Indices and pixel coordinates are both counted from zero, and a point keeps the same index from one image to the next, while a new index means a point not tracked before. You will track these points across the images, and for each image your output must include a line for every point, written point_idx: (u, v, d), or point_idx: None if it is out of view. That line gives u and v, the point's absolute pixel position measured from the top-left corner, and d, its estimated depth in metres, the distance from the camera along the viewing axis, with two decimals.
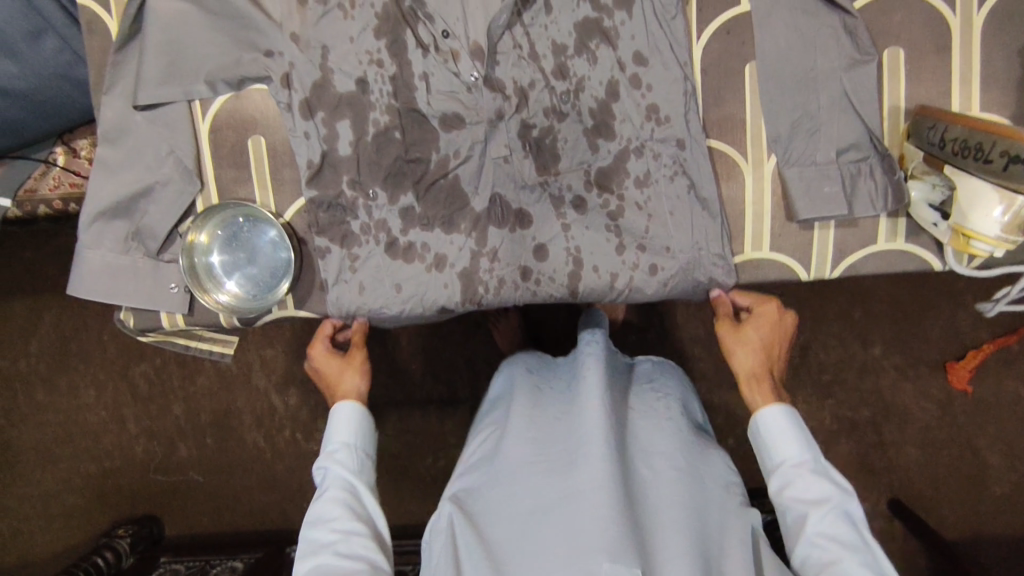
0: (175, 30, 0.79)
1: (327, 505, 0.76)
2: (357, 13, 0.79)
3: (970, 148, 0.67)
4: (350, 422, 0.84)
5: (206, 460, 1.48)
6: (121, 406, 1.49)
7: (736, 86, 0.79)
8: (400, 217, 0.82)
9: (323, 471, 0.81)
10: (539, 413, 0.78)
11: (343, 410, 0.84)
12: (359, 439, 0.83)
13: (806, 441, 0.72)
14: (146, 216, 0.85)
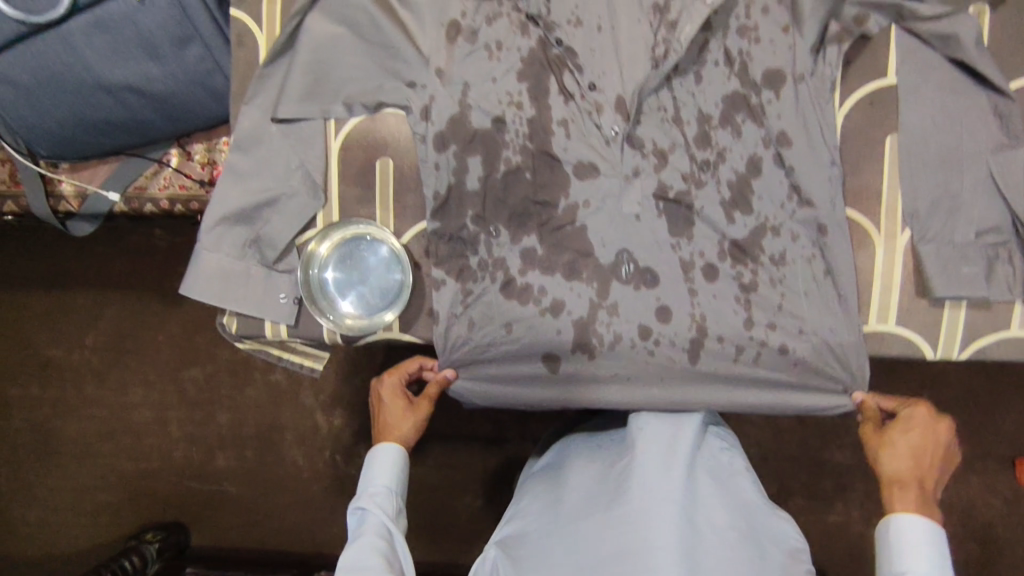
0: (326, 54, 0.82)
1: (361, 550, 0.77)
2: (503, 56, 0.82)
3: None
4: (387, 470, 0.86)
5: (242, 473, 1.46)
6: (167, 408, 1.47)
7: (875, 157, 0.79)
8: (521, 257, 0.83)
9: (355, 518, 0.83)
10: (597, 474, 0.79)
11: (381, 454, 0.87)
12: (394, 489, 0.85)
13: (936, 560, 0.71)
14: (268, 225, 0.85)
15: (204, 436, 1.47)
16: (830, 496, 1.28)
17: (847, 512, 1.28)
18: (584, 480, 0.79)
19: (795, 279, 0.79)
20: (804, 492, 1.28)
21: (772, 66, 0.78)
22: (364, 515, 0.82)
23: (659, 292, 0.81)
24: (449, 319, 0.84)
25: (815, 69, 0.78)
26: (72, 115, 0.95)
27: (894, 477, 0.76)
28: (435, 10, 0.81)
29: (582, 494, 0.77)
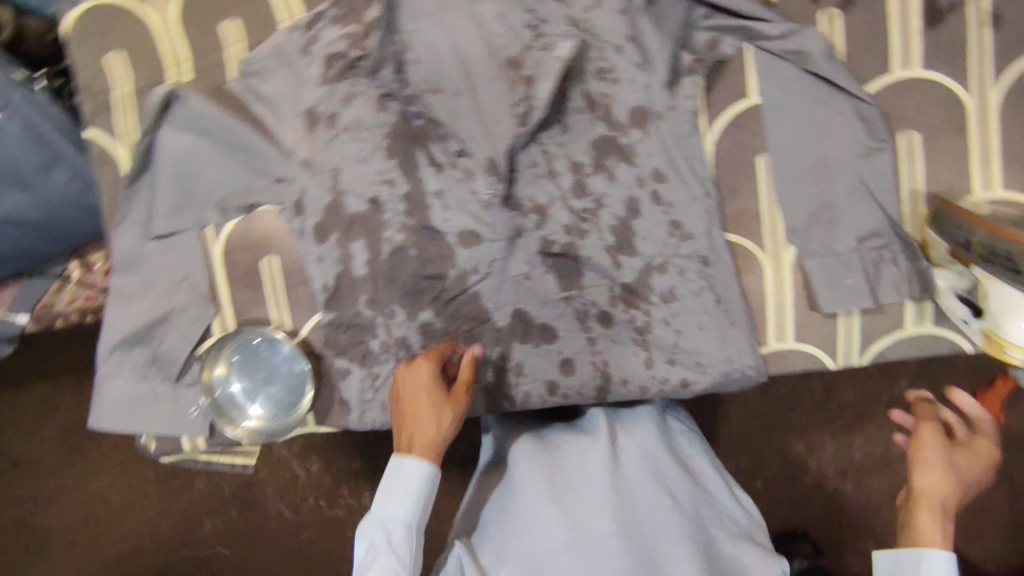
0: (186, 164, 0.80)
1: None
2: (367, 137, 0.79)
3: (999, 254, 0.63)
4: (401, 488, 0.73)
5: (230, 533, 1.21)
6: (142, 486, 1.21)
7: (749, 179, 0.79)
8: (421, 333, 0.84)
9: (366, 538, 0.74)
10: (560, 483, 0.72)
11: (398, 470, 0.73)
12: (406, 530, 0.73)
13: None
14: (164, 343, 0.85)
15: (177, 507, 1.21)
16: (800, 461, 1.20)
17: (820, 473, 1.20)
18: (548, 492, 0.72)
19: (687, 317, 0.79)
20: (777, 464, 1.20)
21: (636, 104, 0.76)
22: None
23: (559, 348, 0.83)
24: (360, 407, 0.86)
25: (673, 103, 0.77)
26: None
27: (922, 488, 0.80)
28: (289, 103, 0.79)
29: (547, 512, 0.70)
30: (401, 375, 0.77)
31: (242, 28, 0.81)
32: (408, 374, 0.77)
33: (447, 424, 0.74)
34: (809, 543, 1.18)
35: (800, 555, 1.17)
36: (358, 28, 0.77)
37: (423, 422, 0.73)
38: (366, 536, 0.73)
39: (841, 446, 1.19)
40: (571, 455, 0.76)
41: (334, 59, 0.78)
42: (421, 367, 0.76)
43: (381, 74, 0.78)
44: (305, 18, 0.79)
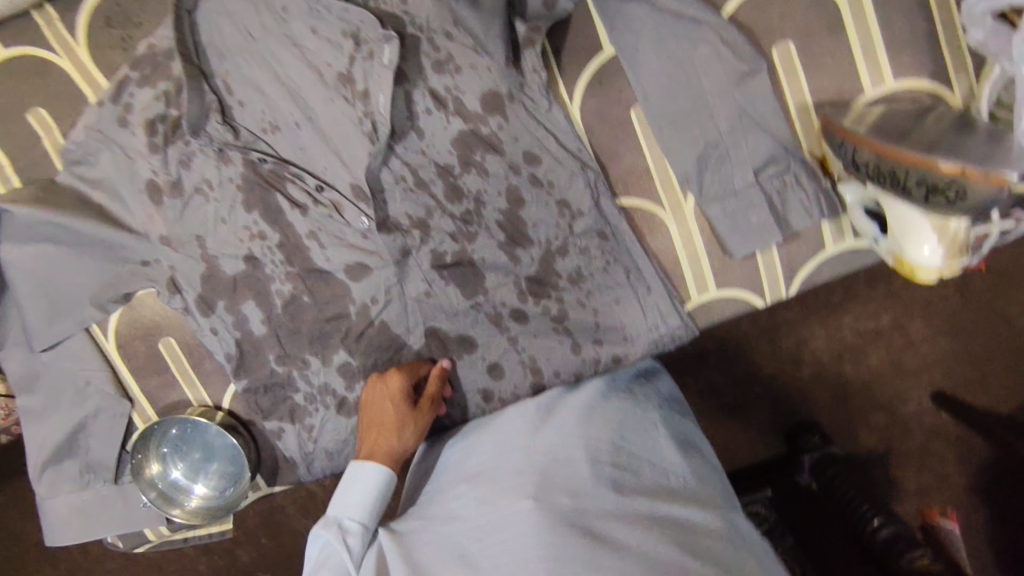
0: (46, 273, 0.75)
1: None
2: (220, 194, 0.75)
3: (886, 174, 0.57)
4: (359, 491, 0.69)
5: (270, 560, 1.15)
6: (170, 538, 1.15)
7: (627, 136, 0.73)
8: (340, 375, 0.80)
9: (319, 539, 0.68)
10: (485, 474, 0.66)
11: (361, 474, 0.70)
12: (361, 525, 0.68)
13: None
14: (92, 450, 0.83)
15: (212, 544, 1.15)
16: (792, 355, 1.07)
17: (817, 359, 1.07)
18: (471, 485, 0.65)
19: (602, 293, 0.75)
20: (771, 368, 1.08)
21: (485, 90, 0.70)
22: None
23: (483, 355, 0.78)
24: (306, 460, 0.82)
25: (522, 82, 0.70)
26: None
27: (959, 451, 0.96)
28: (127, 182, 0.74)
29: (468, 503, 0.64)
30: (373, 388, 0.75)
31: (50, 115, 0.74)
32: (378, 388, 0.75)
33: (404, 441, 0.73)
34: (819, 434, 1.03)
35: (809, 449, 1.02)
36: (168, 84, 0.72)
37: (385, 435, 0.72)
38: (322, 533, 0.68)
39: (833, 324, 1.07)
40: (497, 444, 0.69)
41: (155, 123, 0.72)
42: (393, 380, 0.74)
43: (206, 129, 0.72)
44: (111, 90, 0.72)
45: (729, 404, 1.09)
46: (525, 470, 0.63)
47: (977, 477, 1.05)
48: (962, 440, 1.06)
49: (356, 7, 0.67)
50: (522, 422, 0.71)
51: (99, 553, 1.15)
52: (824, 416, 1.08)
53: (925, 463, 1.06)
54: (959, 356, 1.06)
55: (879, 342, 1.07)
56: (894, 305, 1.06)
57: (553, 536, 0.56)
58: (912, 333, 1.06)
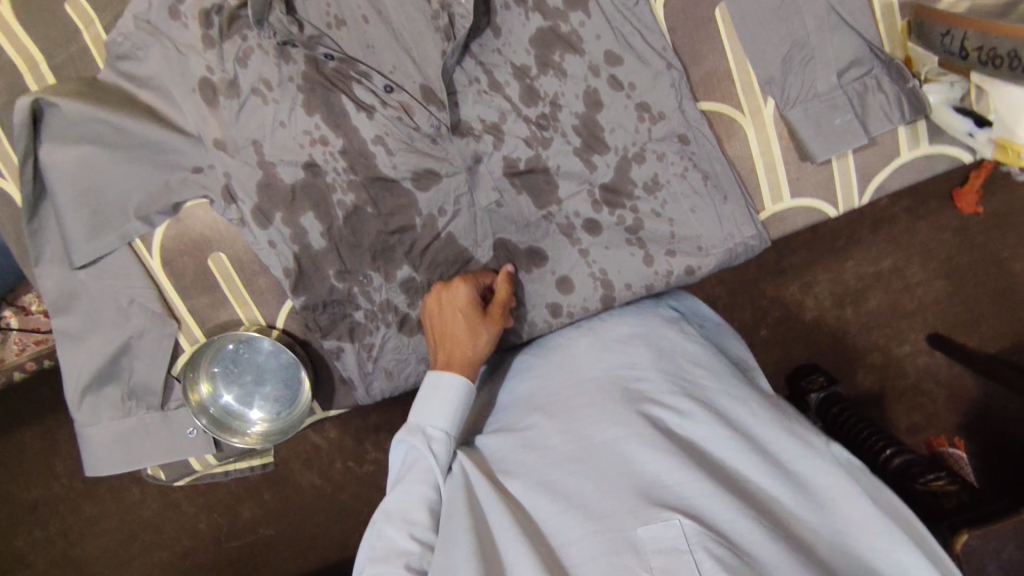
0: (87, 179, 0.69)
1: (390, 514, 0.60)
2: (280, 95, 0.70)
3: (999, 57, 0.60)
4: (445, 398, 0.63)
5: (276, 513, 1.09)
6: (170, 492, 1.08)
7: (710, 37, 0.71)
8: (403, 291, 0.77)
9: (403, 445, 0.63)
10: (557, 399, 0.63)
11: (445, 380, 0.64)
12: (449, 432, 0.63)
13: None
14: (135, 373, 0.78)
15: (212, 500, 1.08)
16: (811, 294, 1.09)
17: (834, 296, 1.09)
18: (545, 413, 0.62)
19: (678, 202, 0.73)
20: (803, 297, 1.09)
21: None
22: (407, 478, 0.61)
23: (552, 268, 0.76)
24: (365, 380, 0.79)
25: None
26: None
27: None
28: (178, 79, 0.69)
29: (545, 430, 0.60)
30: (437, 296, 0.69)
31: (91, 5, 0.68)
32: (443, 297, 0.69)
33: (481, 347, 0.67)
34: (824, 374, 1.02)
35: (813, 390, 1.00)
36: None
37: (461, 342, 0.67)
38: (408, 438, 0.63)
39: (837, 267, 1.08)
40: (563, 373, 0.66)
41: (211, 15, 0.67)
42: (460, 287, 0.69)
43: (270, 20, 0.67)
44: None
45: (762, 338, 1.10)
46: (606, 394, 0.61)
47: (978, 407, 1.08)
48: (953, 379, 1.09)
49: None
50: (592, 351, 0.67)
51: (97, 514, 1.08)
52: (849, 351, 1.09)
53: (916, 400, 1.09)
54: (953, 296, 1.08)
55: (879, 284, 1.08)
56: (903, 243, 1.08)
57: (648, 456, 0.54)
58: (912, 270, 1.08)
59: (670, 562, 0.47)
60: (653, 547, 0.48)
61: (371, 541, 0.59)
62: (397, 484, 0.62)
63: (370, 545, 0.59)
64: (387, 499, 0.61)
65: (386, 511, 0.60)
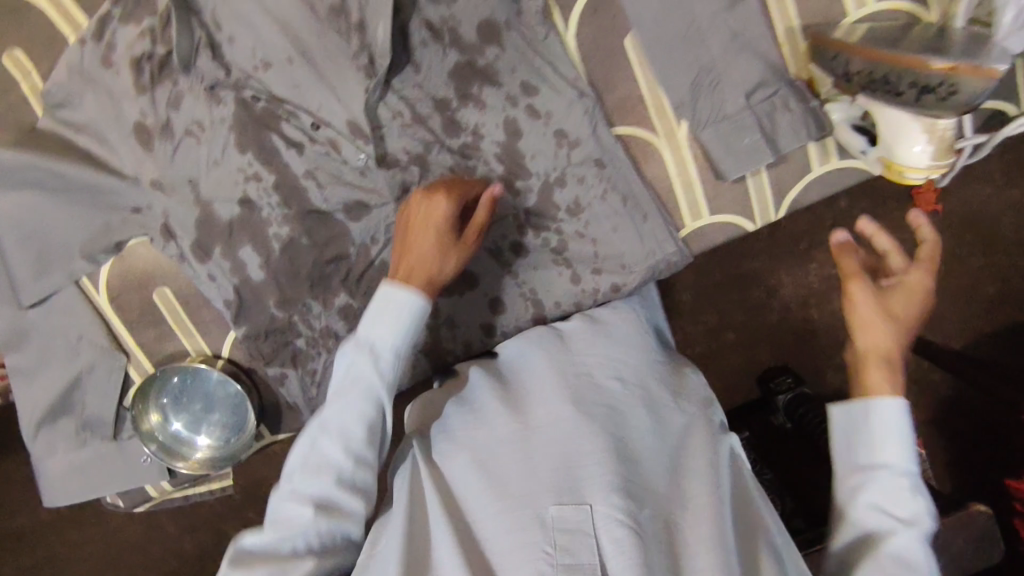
0: (30, 223, 0.73)
1: (331, 445, 0.60)
2: (211, 136, 0.73)
3: (878, 82, 0.63)
4: (394, 325, 0.61)
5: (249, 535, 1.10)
6: (144, 518, 1.10)
7: (621, 65, 0.75)
8: (341, 318, 0.79)
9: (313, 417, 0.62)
10: (502, 386, 0.68)
11: (397, 304, 0.61)
12: (398, 355, 0.62)
13: (909, 446, 0.56)
14: (87, 406, 0.81)
15: (185, 524, 1.11)
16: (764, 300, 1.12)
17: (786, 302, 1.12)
18: (494, 394, 0.67)
19: (600, 222, 0.76)
20: (751, 303, 1.12)
21: (482, 20, 0.72)
22: (344, 409, 0.60)
23: (483, 290, 0.79)
24: (310, 405, 0.82)
25: (519, 11, 0.72)
26: None
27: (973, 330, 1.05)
28: (113, 125, 0.72)
29: (492, 410, 0.65)
30: (416, 203, 0.65)
31: (27, 58, 0.71)
32: (420, 204, 0.65)
33: (443, 261, 0.64)
34: (791, 376, 1.05)
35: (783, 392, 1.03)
36: (154, 20, 0.70)
37: (424, 255, 0.63)
38: (353, 362, 0.61)
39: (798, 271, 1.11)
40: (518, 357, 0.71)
41: (140, 62, 0.70)
42: (437, 200, 0.65)
43: (197, 66, 0.71)
44: (93, 28, 0.70)
45: (711, 347, 1.13)
46: (554, 380, 0.65)
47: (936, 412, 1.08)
48: (921, 378, 1.06)
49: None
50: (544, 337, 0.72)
51: (74, 541, 1.10)
52: (795, 357, 1.12)
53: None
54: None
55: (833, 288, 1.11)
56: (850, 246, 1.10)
57: (578, 441, 0.59)
58: None
59: (572, 542, 0.54)
60: (558, 527, 0.55)
61: (303, 462, 0.60)
62: (337, 400, 0.61)
63: (299, 474, 0.59)
64: (326, 422, 0.60)
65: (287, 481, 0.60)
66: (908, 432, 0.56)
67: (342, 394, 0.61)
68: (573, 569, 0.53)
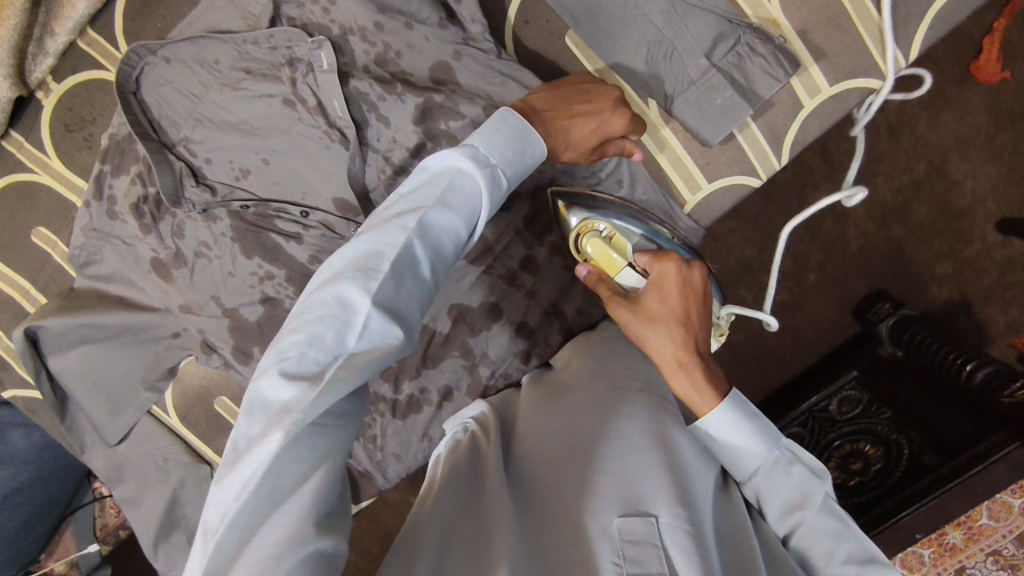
0: (92, 375, 0.79)
1: (440, 216, 0.48)
2: (218, 252, 0.74)
3: None
4: (511, 131, 0.56)
5: None
6: None
7: (571, 64, 0.73)
8: (382, 380, 0.80)
9: (329, 320, 0.42)
10: (545, 405, 0.65)
11: (506, 127, 0.56)
12: (497, 164, 0.54)
13: (763, 428, 0.57)
14: (189, 517, 0.86)
15: None
16: (834, 233, 1.04)
17: (860, 228, 1.03)
18: (546, 411, 0.63)
19: None
20: (808, 245, 1.05)
21: (431, 55, 0.71)
22: (446, 221, 0.49)
23: (506, 319, 0.78)
24: (379, 467, 0.85)
25: (464, 40, 0.71)
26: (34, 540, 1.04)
27: None
28: (135, 267, 0.77)
29: (547, 423, 0.61)
30: (601, 105, 0.65)
31: (50, 232, 0.79)
32: (602, 105, 0.65)
33: (600, 132, 0.65)
34: (888, 301, 0.99)
35: (883, 319, 0.98)
36: (139, 165, 0.75)
37: (612, 118, 0.65)
38: (461, 169, 0.51)
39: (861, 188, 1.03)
40: (563, 380, 0.68)
41: (139, 205, 0.75)
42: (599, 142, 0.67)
43: (185, 197, 0.73)
44: (93, 188, 0.76)
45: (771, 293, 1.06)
46: (605, 394, 0.62)
47: None
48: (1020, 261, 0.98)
49: (278, 28, 0.68)
50: (583, 361, 0.69)
51: None
52: (883, 283, 1.03)
53: (1011, 295, 0.98)
54: (1010, 178, 0.98)
55: (921, 191, 1.01)
56: (918, 144, 1.01)
57: (639, 457, 0.55)
58: (930, 175, 1.01)
59: (641, 552, 0.49)
60: (625, 536, 0.49)
61: (334, 291, 0.43)
62: (421, 192, 0.49)
63: (347, 281, 0.43)
64: (425, 214, 0.47)
65: (269, 406, 0.40)
66: (747, 432, 0.57)
67: (435, 182, 0.49)
68: None
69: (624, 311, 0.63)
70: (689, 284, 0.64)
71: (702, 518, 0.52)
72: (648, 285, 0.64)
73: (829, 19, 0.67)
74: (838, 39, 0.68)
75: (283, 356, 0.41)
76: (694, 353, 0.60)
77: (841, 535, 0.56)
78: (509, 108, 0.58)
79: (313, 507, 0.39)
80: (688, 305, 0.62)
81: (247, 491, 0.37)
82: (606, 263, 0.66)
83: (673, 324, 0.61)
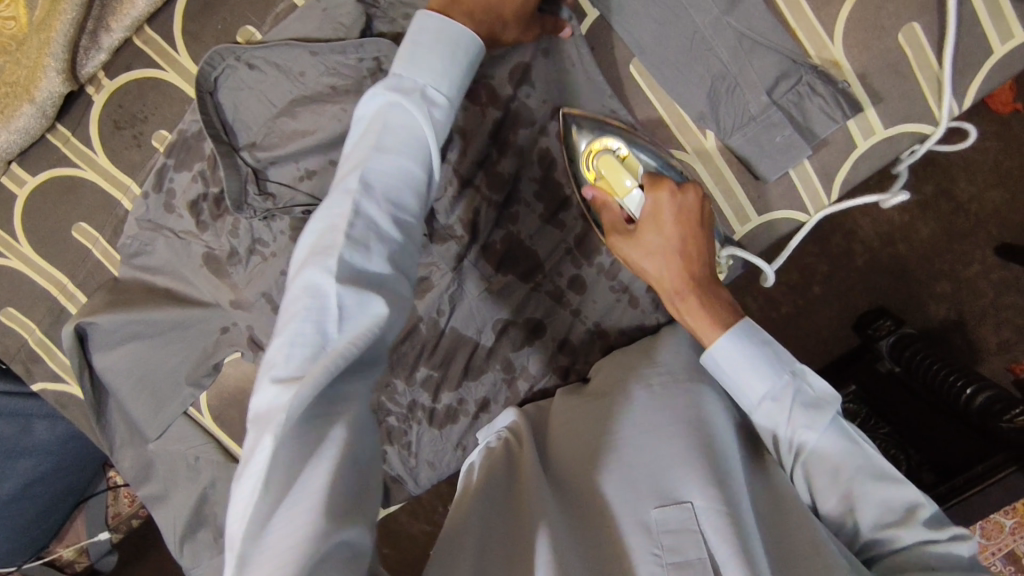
0: (140, 370, 0.79)
1: (383, 163, 0.47)
2: (276, 252, 0.73)
3: None
4: (439, 45, 0.55)
5: None
6: None
7: (631, 91, 0.74)
8: (423, 389, 0.80)
9: (301, 302, 0.40)
10: (580, 408, 0.66)
11: (434, 49, 0.55)
12: (441, 102, 0.53)
13: (768, 354, 0.58)
14: (217, 516, 0.85)
15: None
16: (843, 248, 1.05)
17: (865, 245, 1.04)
18: (580, 413, 0.65)
19: None
20: (823, 262, 1.05)
21: (498, 74, 0.72)
22: (391, 168, 0.47)
23: (550, 334, 0.79)
24: (411, 473, 0.86)
25: (531, 61, 0.72)
26: (49, 527, 1.03)
27: None
28: (186, 262, 0.76)
29: (580, 426, 0.63)
30: None
31: (93, 227, 0.78)
32: None
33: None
34: (890, 318, 0.96)
35: (883, 335, 0.95)
36: (203, 163, 0.74)
37: None
38: (396, 108, 0.50)
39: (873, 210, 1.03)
40: (597, 381, 0.69)
41: (198, 203, 0.74)
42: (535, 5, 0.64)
43: (248, 203, 0.72)
44: (152, 182, 0.75)
45: (792, 308, 1.07)
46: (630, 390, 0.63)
47: None
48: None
49: (370, 38, 0.68)
50: (614, 365, 0.70)
51: None
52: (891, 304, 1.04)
53: (1003, 317, 1.00)
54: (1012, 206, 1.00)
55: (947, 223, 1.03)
56: None
57: (667, 444, 0.56)
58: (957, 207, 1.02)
59: (680, 540, 0.50)
60: (661, 527, 0.50)
61: (302, 282, 0.41)
62: (360, 148, 0.48)
63: (312, 262, 0.41)
64: (366, 169, 0.46)
65: (263, 413, 0.38)
66: (751, 359, 0.58)
67: (373, 129, 0.48)
68: (683, 565, 0.48)
69: (622, 241, 0.65)
70: (684, 208, 0.62)
71: (738, 493, 0.52)
72: (644, 212, 0.64)
73: (891, 65, 0.69)
74: (898, 83, 0.69)
75: (272, 363, 0.39)
76: (694, 278, 0.61)
77: (851, 453, 0.55)
78: (427, 14, 0.56)
79: (336, 488, 0.37)
80: (686, 230, 0.62)
81: (259, 495, 0.35)
82: (613, 182, 0.68)
83: (668, 251, 0.62)
